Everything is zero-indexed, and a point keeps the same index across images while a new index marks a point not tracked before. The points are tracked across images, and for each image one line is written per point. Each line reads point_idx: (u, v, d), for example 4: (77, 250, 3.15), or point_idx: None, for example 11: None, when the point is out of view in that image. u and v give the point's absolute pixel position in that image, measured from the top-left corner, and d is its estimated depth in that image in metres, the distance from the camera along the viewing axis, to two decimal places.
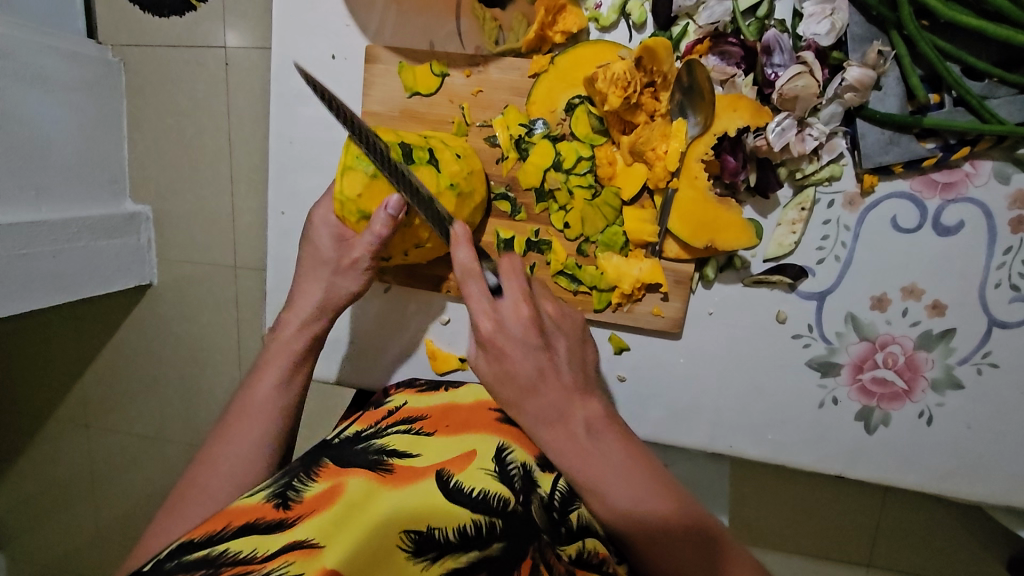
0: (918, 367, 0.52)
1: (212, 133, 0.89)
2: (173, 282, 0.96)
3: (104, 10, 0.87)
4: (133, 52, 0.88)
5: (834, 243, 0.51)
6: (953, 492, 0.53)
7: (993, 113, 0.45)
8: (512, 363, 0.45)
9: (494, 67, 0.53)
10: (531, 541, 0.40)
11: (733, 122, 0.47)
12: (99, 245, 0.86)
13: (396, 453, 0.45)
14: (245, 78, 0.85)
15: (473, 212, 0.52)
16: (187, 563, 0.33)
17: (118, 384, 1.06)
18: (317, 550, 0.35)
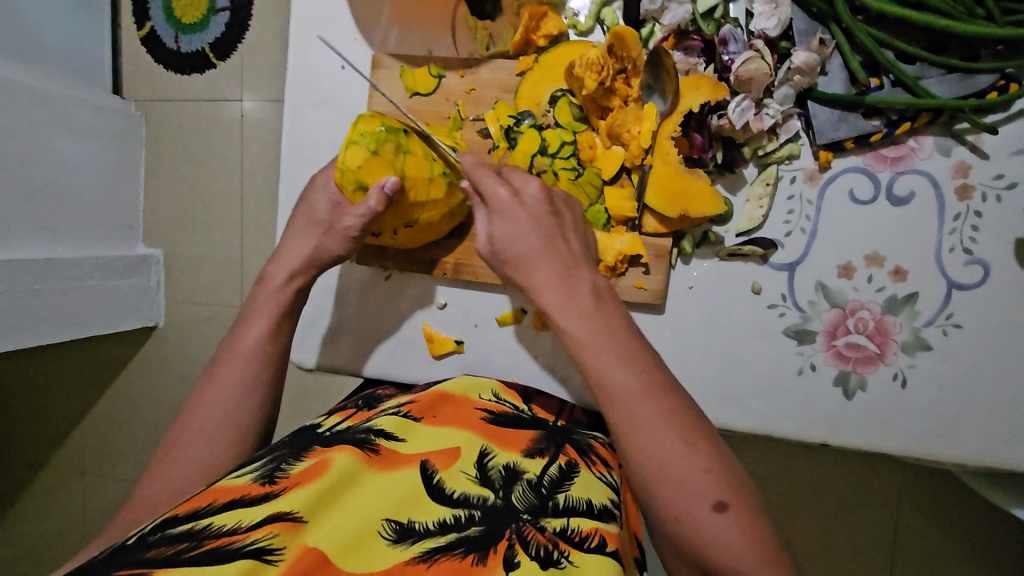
0: (888, 331, 0.55)
1: (224, 176, 1.07)
2: (178, 319, 1.12)
3: (133, 74, 1.09)
4: (154, 105, 1.09)
5: (799, 217, 0.56)
6: (934, 455, 0.55)
7: (925, 91, 0.50)
8: (524, 232, 0.51)
9: (486, 68, 0.59)
10: (512, 523, 0.42)
11: (696, 99, 0.52)
12: (109, 283, 1.03)
13: (383, 434, 0.48)
14: (258, 127, 1.04)
15: (460, 203, 0.59)
16: (173, 537, 0.35)
17: (139, 404, 1.16)
18: (300, 525, 0.38)
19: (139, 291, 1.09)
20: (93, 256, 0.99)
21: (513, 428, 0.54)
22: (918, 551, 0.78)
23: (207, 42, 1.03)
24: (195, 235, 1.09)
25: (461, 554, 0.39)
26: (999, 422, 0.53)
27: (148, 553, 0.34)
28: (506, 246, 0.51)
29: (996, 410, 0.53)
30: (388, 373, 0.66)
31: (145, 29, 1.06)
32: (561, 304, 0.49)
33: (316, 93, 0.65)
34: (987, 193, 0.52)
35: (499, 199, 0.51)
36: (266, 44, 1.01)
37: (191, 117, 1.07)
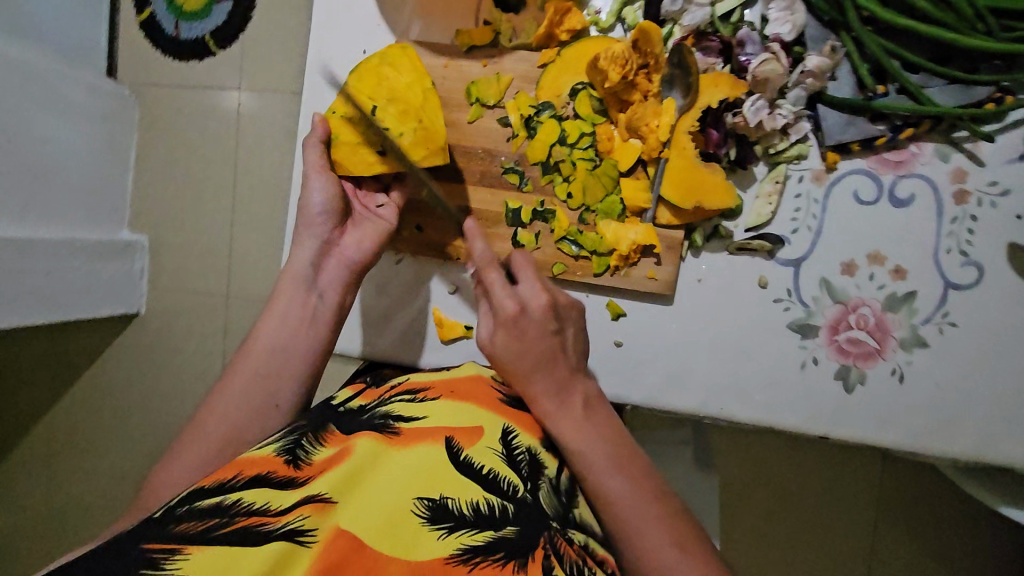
0: (887, 327, 0.57)
1: (219, 165, 1.08)
2: (166, 306, 1.12)
3: (129, 60, 1.09)
4: (149, 92, 1.10)
5: (805, 215, 0.58)
6: (929, 449, 0.57)
7: (929, 99, 0.53)
8: (529, 346, 0.53)
9: (508, 59, 0.60)
10: (543, 530, 0.42)
11: (716, 95, 0.54)
12: (92, 267, 1.02)
13: (400, 419, 0.49)
14: (256, 117, 1.06)
15: (388, 69, 0.59)
16: (202, 512, 0.37)
17: (119, 390, 1.15)
18: (330, 505, 0.39)
19: (121, 278, 1.09)
20: (76, 239, 0.98)
21: (531, 412, 0.54)
22: (897, 542, 0.82)
23: (207, 30, 1.05)
24: (187, 223, 1.10)
25: (502, 558, 0.38)
26: (990, 417, 0.56)
27: (178, 528, 0.35)
28: (509, 357, 0.53)
29: (987, 406, 0.56)
30: (397, 358, 0.67)
31: (144, 14, 1.07)
32: (560, 405, 0.51)
33: (335, 77, 0.66)
34: (982, 199, 0.55)
35: (528, 304, 0.54)
36: (269, 36, 1.04)
37: (188, 105, 1.09)
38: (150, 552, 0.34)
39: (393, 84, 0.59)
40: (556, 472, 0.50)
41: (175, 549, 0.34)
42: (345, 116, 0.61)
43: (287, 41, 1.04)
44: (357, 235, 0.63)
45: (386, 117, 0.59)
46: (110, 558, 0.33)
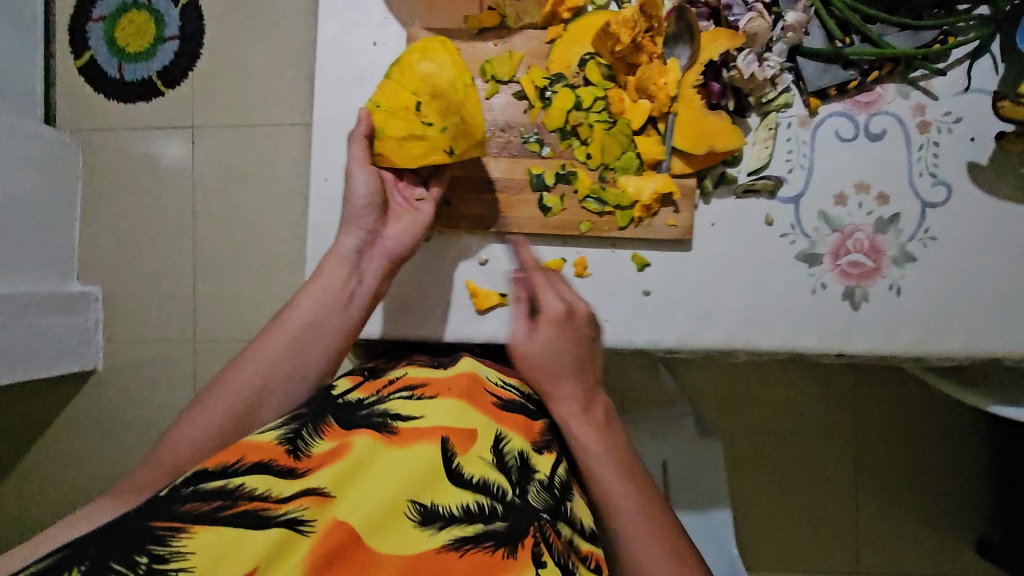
0: (880, 248, 0.64)
1: (177, 197, 1.27)
2: (141, 330, 1.28)
3: (84, 115, 1.28)
4: (93, 135, 1.28)
5: (798, 156, 0.65)
6: (928, 350, 0.64)
7: (886, 43, 0.62)
8: (565, 351, 0.59)
9: (518, 38, 0.65)
10: (533, 522, 0.46)
11: (717, 49, 0.61)
12: (46, 320, 1.15)
13: (397, 417, 0.48)
14: (207, 149, 1.26)
15: (425, 62, 0.61)
16: (205, 493, 0.38)
17: (104, 414, 1.29)
18: (328, 499, 0.40)
19: (77, 330, 1.24)
20: (33, 293, 1.12)
21: (521, 414, 0.55)
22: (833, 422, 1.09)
23: (152, 70, 1.24)
24: (149, 252, 1.27)
25: (491, 547, 0.42)
26: (975, 314, 0.63)
27: (182, 507, 0.37)
28: (547, 358, 0.58)
29: (969, 305, 0.63)
30: (434, 333, 0.68)
31: (83, 57, 1.26)
32: (577, 418, 0.58)
33: (347, 71, 0.68)
34: (941, 127, 0.64)
35: (548, 313, 0.59)
36: (212, 71, 1.24)
37: (139, 145, 1.27)
38: (156, 529, 0.35)
39: (434, 79, 0.60)
40: (550, 469, 0.53)
41: (180, 529, 0.36)
42: (389, 109, 0.62)
43: (227, 74, 1.24)
44: (398, 228, 0.63)
45: (421, 109, 0.61)
46: (117, 533, 0.35)
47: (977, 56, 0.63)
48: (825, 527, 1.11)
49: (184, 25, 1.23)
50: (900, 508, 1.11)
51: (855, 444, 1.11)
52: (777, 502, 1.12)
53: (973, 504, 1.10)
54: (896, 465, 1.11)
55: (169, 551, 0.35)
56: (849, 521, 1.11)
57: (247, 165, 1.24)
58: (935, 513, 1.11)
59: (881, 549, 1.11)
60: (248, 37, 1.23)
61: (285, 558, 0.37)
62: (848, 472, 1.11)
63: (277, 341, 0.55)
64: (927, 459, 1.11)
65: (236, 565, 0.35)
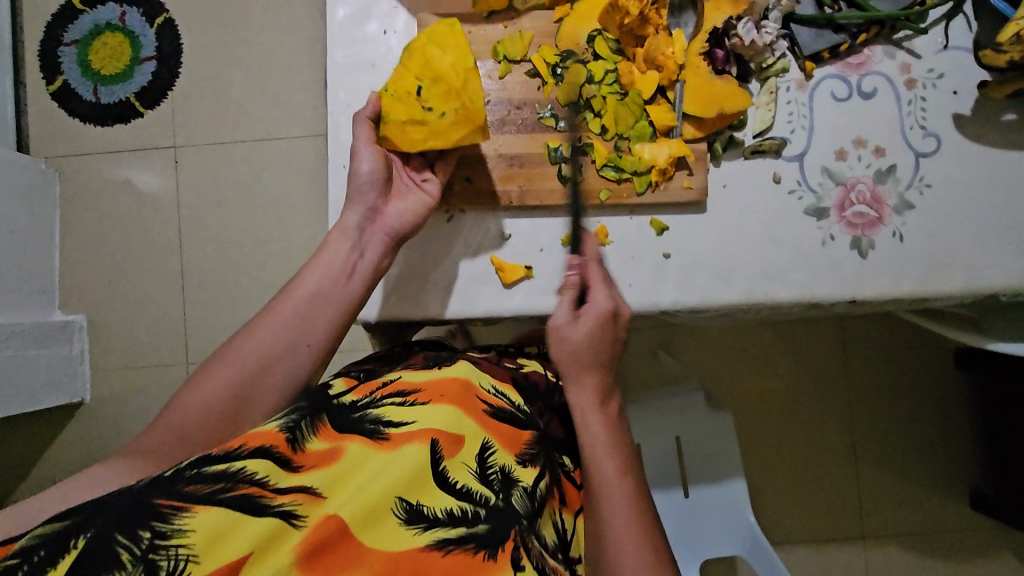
0: (881, 198, 0.68)
1: (162, 216, 1.25)
2: (135, 353, 1.25)
3: (63, 139, 1.25)
4: (70, 161, 1.26)
5: (798, 117, 0.69)
6: (933, 291, 0.68)
7: (871, 7, 0.66)
8: (575, 337, 0.59)
9: (527, 18, 0.68)
10: (515, 525, 0.46)
11: (720, 17, 0.64)
12: (29, 352, 1.12)
13: (391, 423, 0.49)
14: (193, 165, 1.25)
15: (433, 48, 0.62)
16: (207, 476, 0.40)
17: (101, 444, 1.24)
18: (320, 499, 0.42)
19: (62, 360, 1.21)
20: (18, 323, 1.11)
21: (510, 423, 0.56)
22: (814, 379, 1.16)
23: (130, 91, 1.23)
24: (136, 273, 1.25)
25: (473, 549, 0.42)
26: (972, 253, 0.68)
27: (184, 488, 0.38)
28: (560, 348, 0.60)
29: (966, 245, 0.68)
30: (461, 309, 0.69)
31: (56, 84, 1.24)
32: (593, 409, 0.58)
33: (359, 59, 0.70)
34: (926, 83, 0.69)
35: (593, 306, 0.60)
36: (195, 88, 1.24)
37: (121, 166, 1.26)
38: (159, 506, 0.37)
39: (440, 64, 0.62)
40: (533, 481, 0.52)
41: (182, 508, 0.37)
42: (394, 91, 0.63)
43: (209, 89, 1.24)
44: (400, 205, 0.64)
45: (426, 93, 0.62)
46: (121, 506, 0.37)
47: (951, 18, 0.68)
48: (828, 496, 1.15)
49: (161, 44, 1.23)
50: (897, 473, 1.15)
51: (850, 411, 1.16)
52: (781, 474, 1.15)
53: (965, 459, 1.15)
54: (891, 427, 1.16)
55: (170, 528, 0.36)
56: (850, 487, 1.15)
57: (236, 180, 1.23)
58: (931, 473, 1.15)
59: (882, 513, 1.15)
60: (226, 55, 1.23)
61: (275, 548, 0.38)
62: (845, 438, 1.15)
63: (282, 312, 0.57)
64: (920, 421, 1.16)
65: (231, 550, 0.36)
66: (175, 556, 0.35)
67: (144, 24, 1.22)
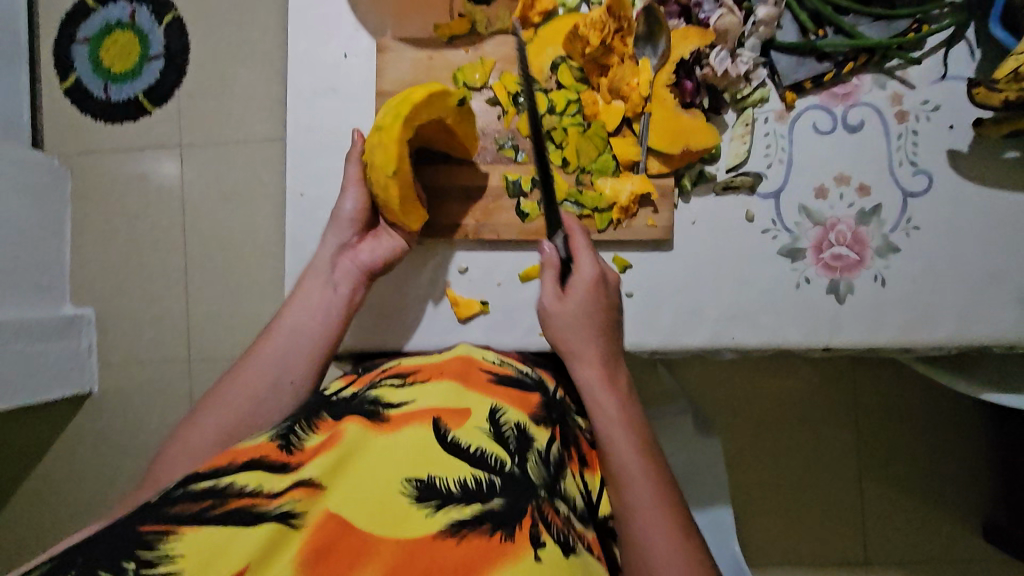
0: (863, 240, 0.64)
1: (163, 221, 1.18)
2: (126, 362, 1.18)
3: (59, 132, 1.18)
4: (78, 157, 1.18)
5: (776, 150, 0.64)
6: (915, 341, 0.63)
7: (860, 34, 0.61)
8: (577, 318, 0.56)
9: (489, 44, 0.65)
10: (529, 497, 0.42)
11: (688, 48, 0.61)
12: (37, 347, 1.07)
13: (387, 404, 0.47)
14: (194, 170, 1.16)
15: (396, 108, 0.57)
16: (194, 495, 0.35)
17: (90, 452, 1.21)
18: (321, 490, 0.38)
19: (70, 354, 1.15)
20: (28, 319, 1.06)
21: (520, 388, 0.56)
22: (826, 415, 1.04)
23: (138, 89, 1.15)
24: (130, 281, 1.18)
25: (490, 530, 0.39)
26: (962, 301, 0.63)
27: (170, 510, 0.34)
28: (562, 328, 0.57)
29: (955, 293, 0.63)
30: (415, 343, 0.67)
31: (68, 80, 1.16)
32: (601, 384, 0.54)
33: (321, 83, 0.67)
34: (919, 115, 0.63)
35: (580, 278, 0.57)
36: (202, 89, 1.15)
37: (123, 166, 1.18)
38: (143, 534, 0.32)
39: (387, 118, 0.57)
40: (546, 446, 0.51)
41: (169, 531, 0.32)
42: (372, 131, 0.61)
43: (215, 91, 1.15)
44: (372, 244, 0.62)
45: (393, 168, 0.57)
46: (100, 544, 0.31)
47: (951, 45, 0.62)
48: (829, 518, 1.04)
49: (169, 42, 1.14)
50: (909, 496, 1.04)
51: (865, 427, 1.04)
52: (782, 492, 1.05)
53: (980, 490, 1.04)
54: (906, 447, 1.04)
55: (157, 556, 0.31)
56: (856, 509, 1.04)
57: (235, 181, 1.15)
58: (955, 501, 1.04)
59: (890, 537, 1.04)
60: (233, 45, 1.13)
61: (277, 556, 0.34)
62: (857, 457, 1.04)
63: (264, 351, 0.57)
64: (950, 449, 1.04)
65: (228, 566, 0.32)
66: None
67: (152, 20, 1.14)
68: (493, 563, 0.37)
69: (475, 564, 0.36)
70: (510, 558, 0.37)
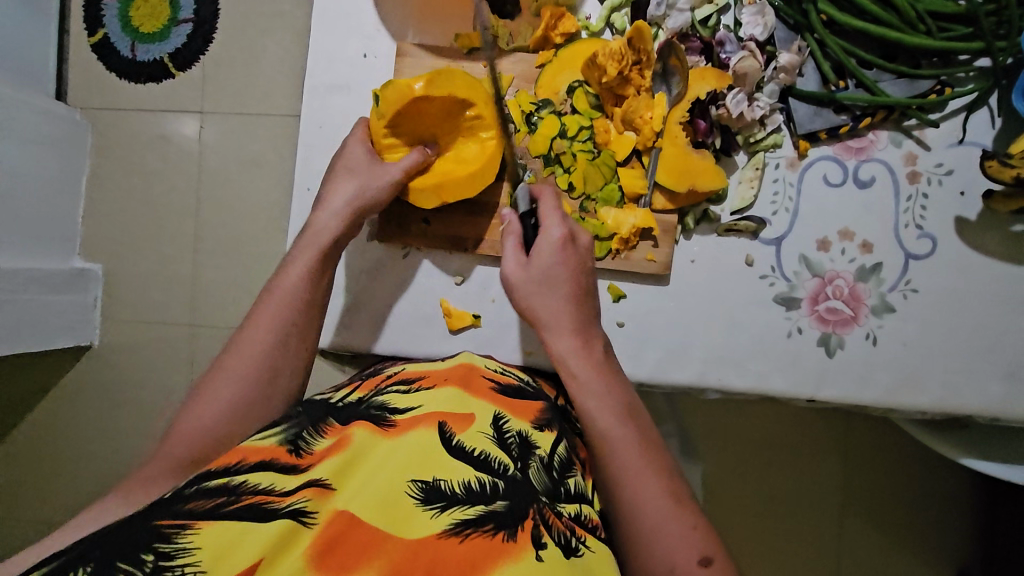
0: (860, 296, 0.64)
1: (178, 188, 1.17)
2: (126, 323, 1.18)
3: (80, 86, 1.16)
4: (100, 114, 1.17)
5: (783, 198, 0.64)
6: (900, 403, 0.63)
7: (881, 91, 0.61)
8: (549, 279, 0.58)
9: (507, 60, 0.65)
10: (532, 502, 0.42)
11: (704, 88, 0.60)
12: (45, 297, 1.06)
13: (395, 410, 0.48)
14: (213, 139, 1.15)
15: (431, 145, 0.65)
16: (208, 491, 0.37)
17: (80, 408, 1.20)
18: (330, 492, 0.39)
19: (76, 307, 1.15)
20: (37, 267, 1.04)
21: (520, 396, 0.55)
22: (798, 450, 1.04)
23: (165, 52, 1.13)
24: (137, 244, 1.17)
25: (492, 531, 0.38)
26: (952, 368, 0.63)
27: (184, 506, 0.36)
28: (534, 287, 0.58)
29: (946, 360, 0.63)
30: (405, 348, 0.68)
31: (97, 36, 1.14)
32: (575, 351, 0.56)
33: (337, 81, 0.67)
34: (931, 178, 0.63)
35: (546, 241, 0.58)
36: (229, 58, 1.13)
37: (142, 127, 1.17)
38: (161, 528, 0.34)
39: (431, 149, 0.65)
40: (550, 449, 0.51)
41: (185, 525, 0.34)
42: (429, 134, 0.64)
43: (242, 61, 1.14)
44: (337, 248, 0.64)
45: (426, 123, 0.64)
46: (117, 536, 0.33)
47: (973, 110, 0.62)
48: (796, 538, 1.04)
49: (200, 8, 1.12)
50: (883, 529, 1.03)
51: (843, 452, 1.04)
52: (754, 513, 1.05)
53: (959, 531, 1.03)
54: (886, 478, 1.03)
55: (176, 548, 0.33)
56: (828, 537, 1.04)
57: (252, 152, 1.14)
58: (924, 543, 1.03)
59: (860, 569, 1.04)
60: (263, 15, 1.12)
61: (288, 551, 0.35)
62: (835, 483, 1.04)
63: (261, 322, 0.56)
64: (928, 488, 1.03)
65: (242, 558, 0.33)
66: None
67: None
68: (496, 560, 0.37)
69: (477, 563, 0.36)
70: (512, 557, 0.37)
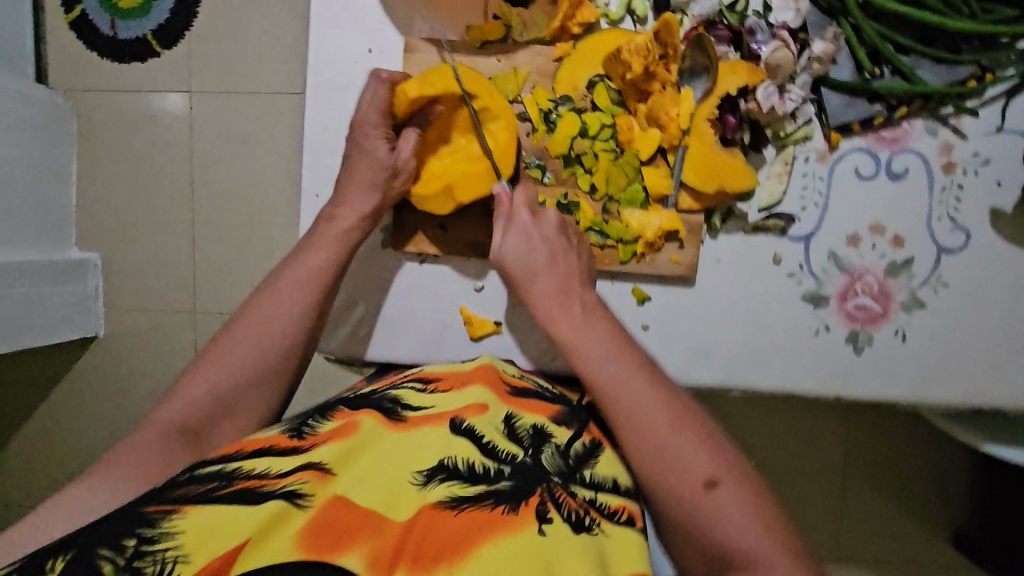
0: (889, 292, 0.62)
1: (172, 173, 1.13)
2: (129, 315, 1.16)
3: (61, 69, 1.10)
4: (84, 97, 1.11)
5: (812, 193, 0.62)
6: (926, 397, 0.63)
7: (918, 79, 0.58)
8: (528, 253, 0.57)
9: (523, 53, 0.61)
10: (541, 482, 0.41)
11: (734, 82, 0.57)
12: (45, 292, 1.04)
13: (408, 406, 0.47)
14: (204, 122, 1.11)
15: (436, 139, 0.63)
16: (203, 478, 0.36)
17: (90, 401, 1.20)
18: (328, 474, 0.37)
19: (75, 298, 1.12)
20: (33, 261, 1.02)
21: (538, 398, 0.54)
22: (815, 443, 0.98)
23: (148, 29, 1.08)
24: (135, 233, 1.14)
25: (491, 505, 0.37)
26: (979, 363, 0.62)
27: (177, 492, 0.35)
28: (515, 261, 0.58)
29: (973, 354, 0.62)
30: (424, 355, 0.66)
31: (74, 14, 1.08)
32: (562, 309, 0.55)
33: (343, 76, 0.64)
34: (967, 168, 0.60)
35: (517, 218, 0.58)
36: (216, 34, 1.08)
37: (130, 110, 1.12)
38: (148, 514, 0.33)
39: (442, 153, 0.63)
40: (567, 443, 0.49)
41: (173, 510, 0.33)
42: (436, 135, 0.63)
43: (229, 38, 1.08)
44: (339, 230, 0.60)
45: (429, 129, 0.63)
46: (106, 526, 0.32)
47: (1013, 95, 0.59)
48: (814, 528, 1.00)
49: None
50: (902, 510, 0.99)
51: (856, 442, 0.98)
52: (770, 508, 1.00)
53: None
54: None
55: (159, 532, 0.31)
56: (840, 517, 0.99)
57: (247, 133, 1.10)
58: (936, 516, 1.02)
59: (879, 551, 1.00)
60: None
61: (280, 530, 0.33)
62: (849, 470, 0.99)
63: (292, 297, 0.56)
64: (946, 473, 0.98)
65: (226, 540, 0.31)
66: (163, 563, 0.30)
67: None
68: (492, 531, 0.35)
69: (473, 537, 0.35)
70: (510, 530, 0.36)
